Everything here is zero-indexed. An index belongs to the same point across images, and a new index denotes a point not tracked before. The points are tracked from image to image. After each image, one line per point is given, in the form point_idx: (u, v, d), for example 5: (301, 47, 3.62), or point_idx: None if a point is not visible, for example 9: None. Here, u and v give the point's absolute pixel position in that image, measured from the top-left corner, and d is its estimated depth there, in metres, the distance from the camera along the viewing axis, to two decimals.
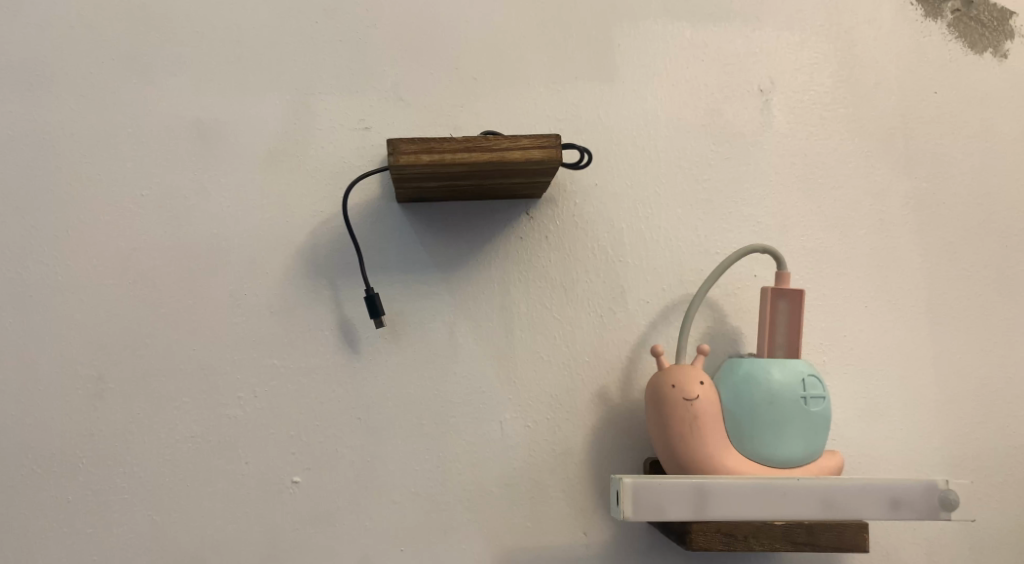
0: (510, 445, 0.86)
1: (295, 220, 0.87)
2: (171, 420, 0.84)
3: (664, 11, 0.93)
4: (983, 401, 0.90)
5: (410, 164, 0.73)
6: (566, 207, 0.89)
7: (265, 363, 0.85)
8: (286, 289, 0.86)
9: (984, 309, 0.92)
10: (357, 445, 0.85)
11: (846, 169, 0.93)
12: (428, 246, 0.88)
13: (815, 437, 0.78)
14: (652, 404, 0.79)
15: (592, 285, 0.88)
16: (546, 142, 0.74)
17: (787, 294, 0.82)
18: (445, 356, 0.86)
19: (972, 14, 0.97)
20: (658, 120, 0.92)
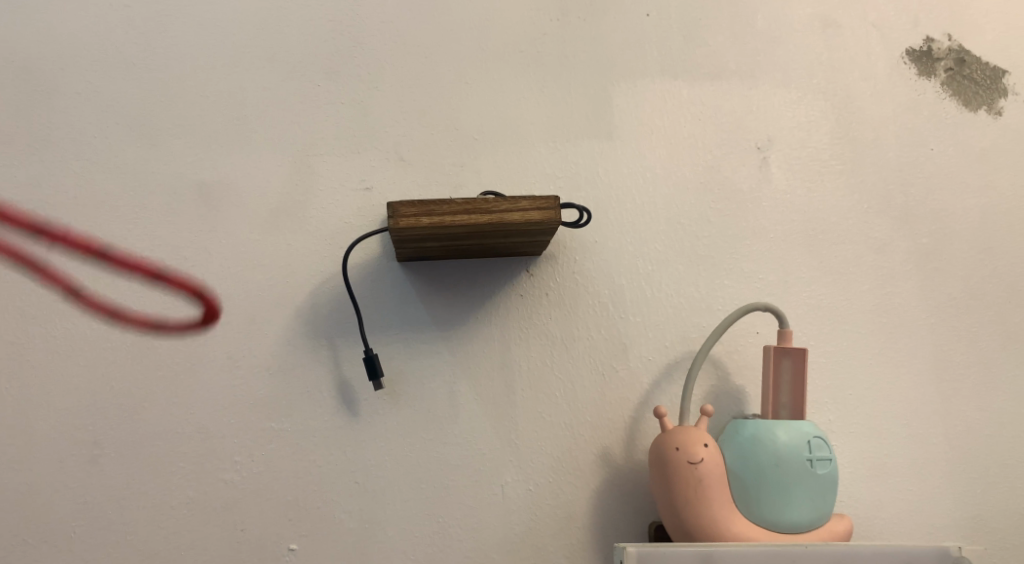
0: (512, 509, 0.84)
1: (295, 279, 0.87)
2: (166, 485, 0.82)
3: (662, 71, 0.95)
4: (994, 460, 0.89)
5: (410, 226, 0.73)
6: (567, 265, 0.89)
7: (263, 425, 0.84)
8: (286, 349, 0.85)
9: (991, 365, 0.91)
10: (355, 509, 0.83)
11: (847, 225, 0.93)
12: (428, 304, 0.87)
13: (824, 500, 0.76)
14: (656, 467, 0.78)
15: (594, 343, 0.88)
16: (545, 204, 0.74)
17: (791, 352, 0.81)
18: (445, 416, 0.85)
19: (966, 72, 0.98)
20: (657, 177, 0.92)
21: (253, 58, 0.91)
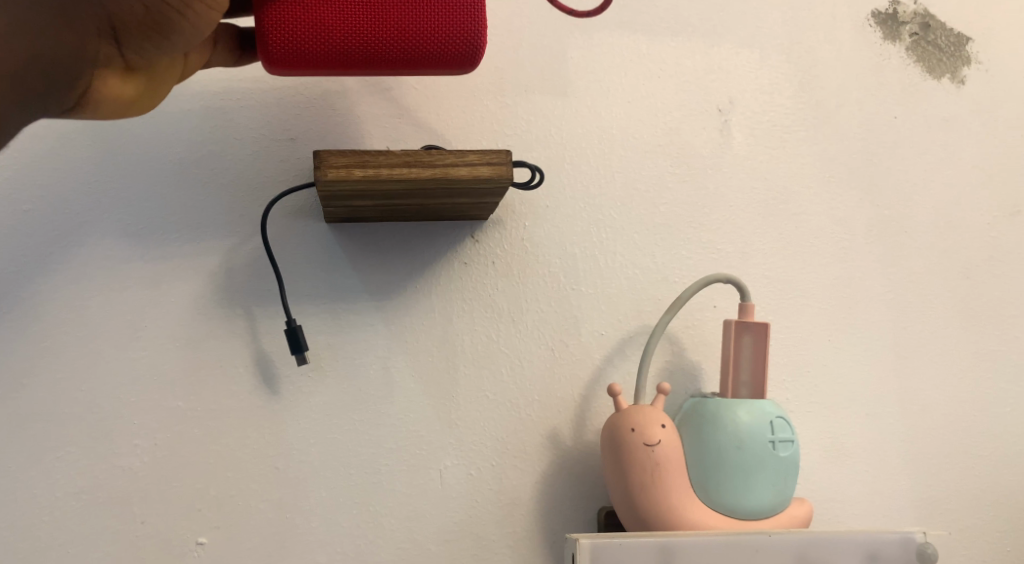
0: (450, 495, 0.76)
1: (208, 240, 0.77)
2: (51, 473, 0.72)
3: (620, 23, 0.87)
4: (949, 439, 0.86)
5: (340, 180, 0.64)
6: (515, 230, 0.81)
7: (169, 405, 0.74)
8: (196, 320, 0.75)
9: (948, 342, 0.88)
10: (275, 498, 0.74)
11: (809, 194, 0.88)
12: (360, 271, 0.78)
13: (785, 484, 0.71)
14: (608, 449, 0.72)
15: (542, 316, 0.81)
16: (495, 159, 0.66)
17: (753, 327, 0.76)
18: (378, 394, 0.77)
19: (931, 38, 0.94)
20: (613, 137, 0.85)
21: None
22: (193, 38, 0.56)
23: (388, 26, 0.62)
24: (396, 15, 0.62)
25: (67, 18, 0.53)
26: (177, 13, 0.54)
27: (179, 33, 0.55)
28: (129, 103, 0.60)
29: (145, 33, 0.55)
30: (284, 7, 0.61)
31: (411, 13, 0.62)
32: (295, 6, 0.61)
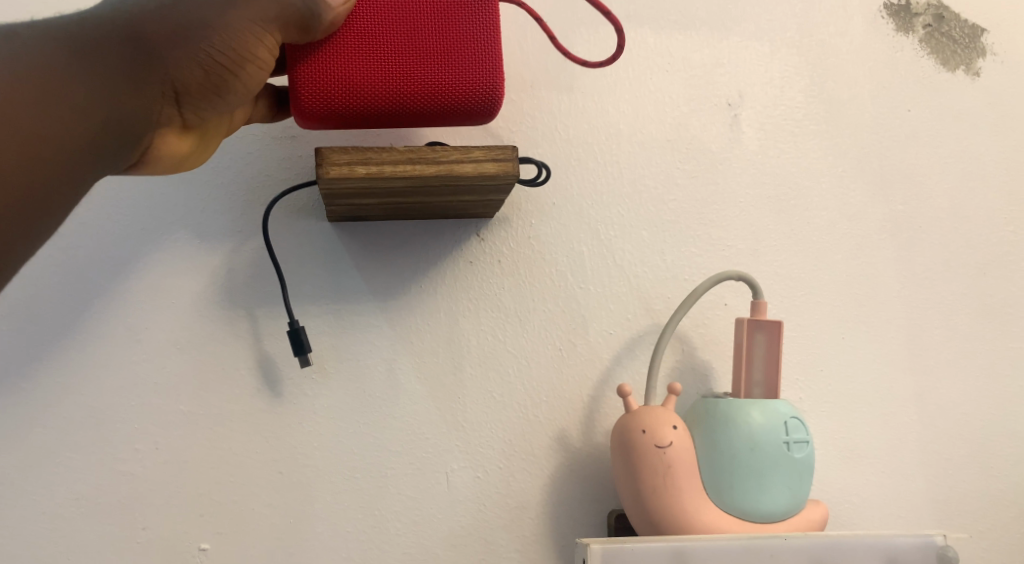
0: (458, 500, 0.75)
1: (209, 240, 0.75)
2: (52, 479, 0.71)
3: (626, 16, 0.86)
4: (967, 440, 0.84)
5: (343, 177, 0.62)
6: (521, 228, 0.80)
7: (171, 409, 0.73)
8: (197, 322, 0.74)
9: (965, 340, 0.86)
10: (279, 503, 0.73)
11: (820, 189, 0.86)
12: (364, 271, 0.77)
13: (800, 486, 0.69)
14: (619, 451, 0.70)
15: (550, 316, 0.79)
16: (501, 155, 0.64)
17: (765, 325, 0.74)
18: (383, 396, 0.76)
19: (944, 29, 0.92)
20: (620, 133, 0.84)
21: None
22: (242, 96, 0.60)
23: (415, 84, 0.62)
24: (423, 73, 0.62)
25: (130, 78, 0.55)
26: (233, 73, 0.58)
27: (233, 92, 0.59)
28: (184, 158, 0.62)
29: (202, 92, 0.57)
30: (313, 64, 0.60)
31: (437, 71, 0.62)
32: (323, 65, 0.60)
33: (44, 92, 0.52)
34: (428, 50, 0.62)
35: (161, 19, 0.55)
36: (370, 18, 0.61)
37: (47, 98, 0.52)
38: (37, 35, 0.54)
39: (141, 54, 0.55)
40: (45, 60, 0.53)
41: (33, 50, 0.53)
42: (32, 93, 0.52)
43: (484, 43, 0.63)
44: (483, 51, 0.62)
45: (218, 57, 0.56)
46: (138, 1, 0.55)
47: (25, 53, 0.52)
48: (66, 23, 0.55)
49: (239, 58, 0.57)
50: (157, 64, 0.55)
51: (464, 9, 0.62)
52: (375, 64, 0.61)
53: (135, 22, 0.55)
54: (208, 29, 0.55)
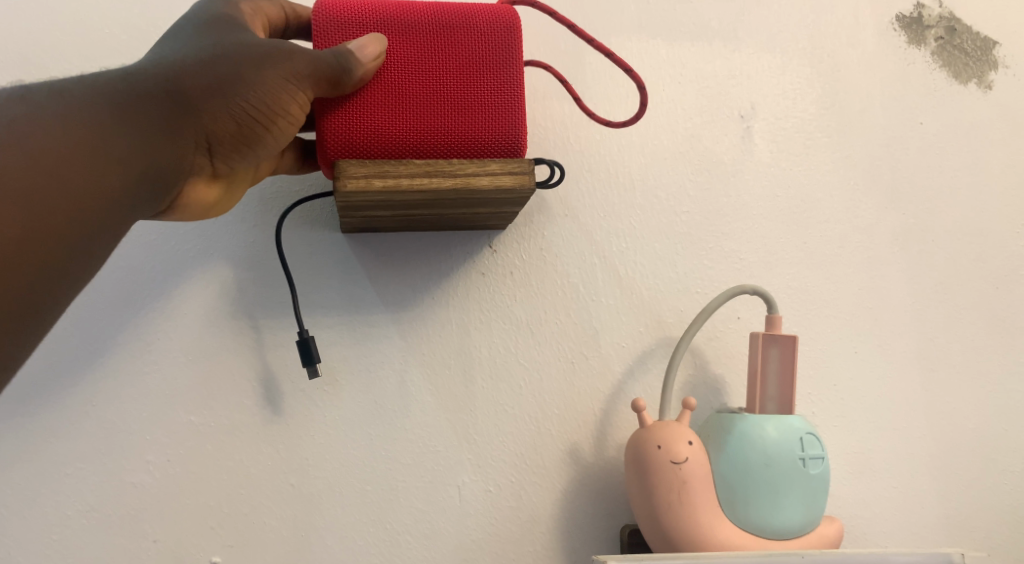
0: (469, 513, 0.74)
1: (219, 250, 0.75)
2: (61, 491, 0.70)
3: (639, 26, 0.85)
4: (978, 453, 0.84)
5: (360, 191, 0.61)
6: (533, 239, 0.79)
7: (181, 420, 0.72)
8: (208, 332, 0.74)
9: (976, 354, 0.86)
10: (289, 515, 0.72)
11: (832, 202, 0.86)
12: (376, 281, 0.76)
13: (815, 502, 0.69)
14: (634, 466, 0.70)
15: (562, 328, 0.79)
16: (517, 168, 0.64)
17: (780, 339, 0.74)
18: (394, 408, 0.75)
19: (956, 41, 0.92)
20: (632, 144, 0.83)
21: None
22: (271, 148, 0.61)
23: (440, 131, 0.63)
24: (446, 123, 0.63)
25: (170, 129, 0.55)
26: (265, 127, 0.59)
27: (263, 145, 0.60)
28: (210, 206, 0.63)
29: (234, 144, 0.59)
30: (339, 114, 0.61)
31: (459, 121, 0.63)
32: (353, 114, 0.61)
33: (93, 142, 0.52)
34: (453, 102, 0.63)
35: (202, 73, 0.56)
36: (397, 69, 0.62)
37: (95, 148, 0.52)
38: (85, 90, 0.53)
39: (181, 106, 0.55)
40: (94, 111, 0.52)
41: (83, 101, 0.52)
42: (81, 143, 0.51)
43: (506, 89, 0.64)
44: (506, 101, 0.64)
45: (253, 112, 0.58)
46: (181, 55, 0.56)
47: (75, 106, 0.52)
48: (112, 76, 0.55)
49: (274, 114, 0.58)
50: (196, 116, 0.56)
51: (487, 56, 0.64)
52: (399, 114, 0.62)
53: (177, 76, 0.55)
54: (246, 86, 0.57)
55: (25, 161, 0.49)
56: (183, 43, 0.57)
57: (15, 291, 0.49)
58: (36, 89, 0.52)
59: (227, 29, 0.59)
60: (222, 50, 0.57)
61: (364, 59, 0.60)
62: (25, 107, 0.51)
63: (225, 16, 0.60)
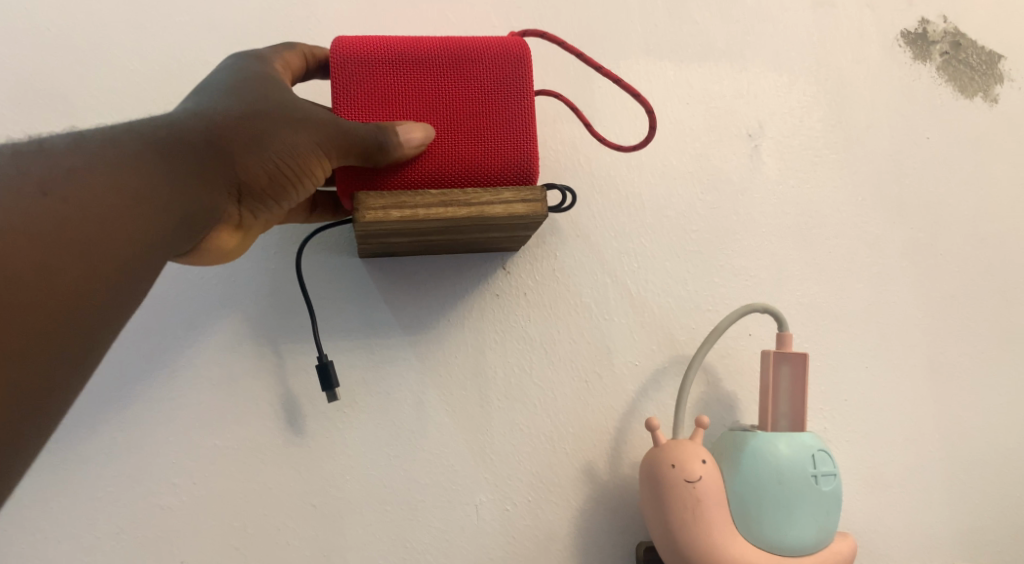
0: (487, 532, 0.76)
1: (240, 277, 0.76)
2: (91, 515, 0.72)
3: (647, 48, 0.87)
4: (989, 466, 0.85)
5: (378, 222, 0.63)
6: (545, 260, 0.81)
7: (206, 444, 0.74)
8: (230, 358, 0.75)
9: (986, 366, 0.87)
10: (311, 536, 0.74)
11: (840, 218, 0.87)
12: (392, 305, 0.78)
13: (828, 518, 0.70)
14: (648, 485, 0.71)
15: (576, 348, 0.80)
16: (530, 196, 0.65)
17: (791, 357, 0.75)
18: (412, 429, 0.77)
19: (961, 56, 0.93)
20: (642, 165, 0.85)
21: (185, 22, 0.79)
22: (296, 200, 0.63)
23: (457, 165, 0.65)
24: (459, 154, 0.65)
25: (206, 180, 0.57)
26: (295, 183, 0.61)
27: (290, 198, 0.62)
28: (230, 252, 0.64)
29: (265, 197, 0.60)
30: None
31: (472, 152, 0.65)
32: None
33: (136, 192, 0.53)
34: (467, 133, 0.65)
35: (243, 129, 0.58)
36: (414, 106, 0.64)
37: (137, 198, 0.53)
38: (135, 138, 0.55)
39: (216, 158, 0.57)
40: (139, 163, 0.54)
41: (128, 153, 0.54)
42: (124, 193, 0.53)
43: (518, 118, 0.65)
44: (519, 130, 0.65)
45: (287, 168, 0.60)
46: (222, 110, 0.58)
47: (125, 154, 0.54)
48: (159, 126, 0.56)
49: (305, 172, 0.60)
50: (229, 169, 0.58)
51: (499, 88, 0.65)
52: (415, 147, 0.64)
53: (219, 130, 0.57)
54: (283, 144, 0.59)
55: (73, 211, 0.51)
56: (219, 97, 0.59)
57: (63, 332, 0.49)
58: (88, 136, 0.54)
59: (260, 85, 0.61)
60: (263, 107, 0.59)
61: (407, 144, 0.62)
62: (75, 156, 0.52)
63: (258, 71, 0.62)
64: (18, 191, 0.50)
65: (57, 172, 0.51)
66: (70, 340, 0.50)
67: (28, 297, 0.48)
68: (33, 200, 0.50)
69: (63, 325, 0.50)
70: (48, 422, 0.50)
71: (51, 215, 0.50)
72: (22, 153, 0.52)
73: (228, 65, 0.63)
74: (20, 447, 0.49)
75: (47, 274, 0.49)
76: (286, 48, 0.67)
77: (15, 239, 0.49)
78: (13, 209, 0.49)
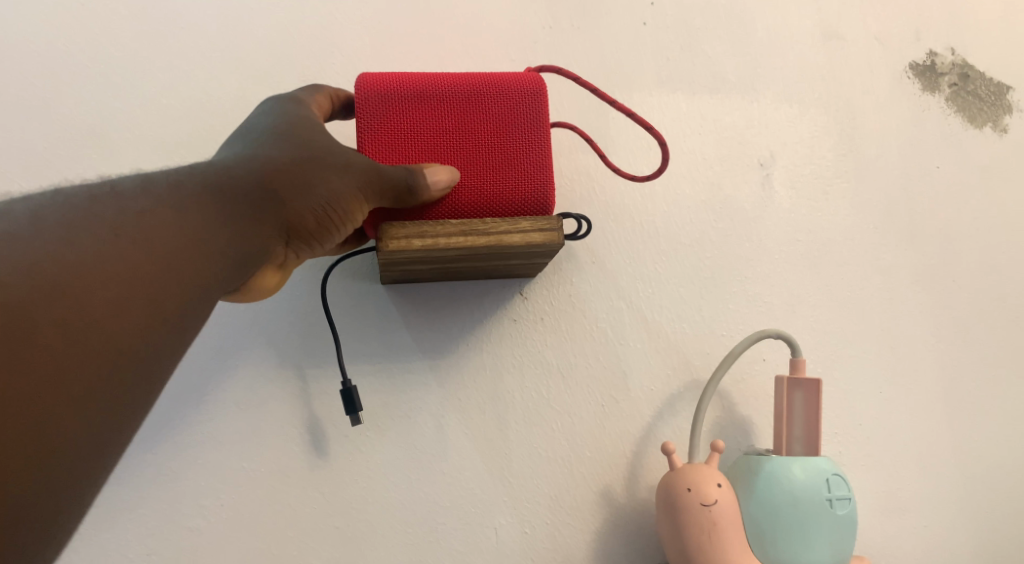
0: (506, 554, 0.77)
1: (267, 304, 0.79)
2: (122, 535, 0.74)
3: (659, 81, 0.89)
4: (1006, 491, 0.85)
5: (401, 250, 0.66)
6: (562, 286, 0.83)
7: (233, 465, 0.76)
8: (257, 382, 0.78)
9: (1001, 392, 0.87)
10: (334, 557, 0.76)
11: (852, 245, 0.89)
12: (413, 331, 0.80)
13: (843, 542, 0.71)
14: (665, 508, 0.72)
15: (593, 373, 0.82)
16: (547, 226, 0.68)
17: (804, 382, 0.76)
18: (433, 451, 0.78)
19: (970, 87, 0.95)
20: (656, 194, 0.87)
21: (216, 60, 0.83)
22: (335, 241, 0.66)
23: (477, 194, 0.67)
24: (479, 185, 0.67)
25: (258, 222, 0.59)
26: (337, 227, 0.64)
27: (330, 241, 0.65)
28: (270, 290, 0.67)
29: (309, 240, 0.63)
30: None
31: (491, 183, 0.67)
32: None
33: (200, 233, 0.55)
34: (486, 165, 0.67)
35: (293, 176, 0.61)
36: (435, 140, 0.67)
37: (202, 238, 0.55)
38: (197, 183, 0.57)
39: (267, 202, 0.60)
40: (201, 207, 0.56)
41: (190, 197, 0.56)
42: (190, 234, 0.54)
43: (536, 150, 0.68)
44: (537, 162, 0.68)
45: (331, 214, 0.62)
46: (274, 157, 0.61)
47: (188, 198, 0.56)
48: (217, 171, 0.58)
49: (347, 218, 0.63)
50: (279, 212, 0.60)
51: (517, 122, 0.68)
52: None
53: (273, 177, 0.60)
54: (330, 190, 0.61)
55: (142, 253, 0.51)
56: (264, 144, 0.62)
57: (129, 374, 0.49)
58: (153, 180, 0.56)
59: (307, 132, 0.64)
60: (311, 155, 0.62)
61: (434, 187, 0.64)
62: (144, 200, 0.54)
63: (298, 119, 0.65)
64: (90, 230, 0.50)
65: (127, 214, 0.52)
66: (137, 376, 0.49)
67: (98, 335, 0.48)
68: (105, 241, 0.50)
69: (131, 360, 0.49)
70: (104, 466, 0.48)
71: (121, 257, 0.50)
72: (92, 195, 0.52)
73: (265, 114, 0.66)
74: (77, 493, 0.47)
75: (118, 313, 0.49)
76: (319, 89, 0.70)
77: (90, 275, 0.49)
78: (87, 248, 0.49)
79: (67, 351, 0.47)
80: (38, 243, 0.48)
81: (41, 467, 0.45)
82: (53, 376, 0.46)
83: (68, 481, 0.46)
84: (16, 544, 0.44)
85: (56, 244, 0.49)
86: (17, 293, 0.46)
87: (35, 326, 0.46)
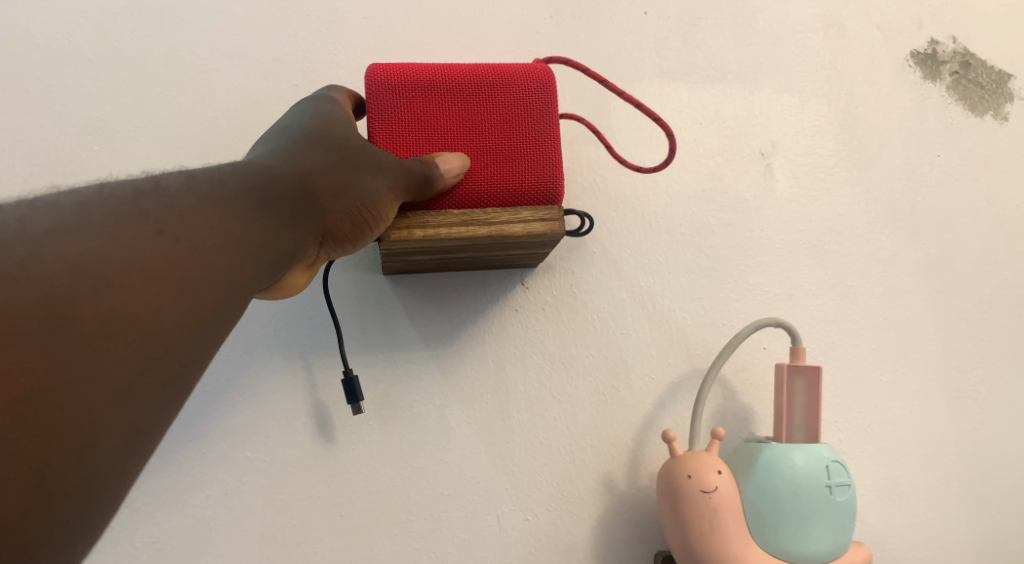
0: (508, 542, 0.78)
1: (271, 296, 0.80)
2: (128, 525, 0.74)
3: (660, 71, 0.89)
4: (1006, 479, 0.86)
5: (402, 240, 0.66)
6: (563, 277, 0.83)
7: (238, 456, 0.77)
8: (261, 373, 0.78)
9: (1001, 380, 0.88)
10: (339, 546, 0.77)
11: (853, 235, 0.89)
12: (416, 322, 0.81)
13: (843, 529, 0.71)
14: (666, 495, 0.73)
15: (594, 363, 0.82)
16: (548, 215, 0.68)
17: (805, 370, 0.76)
18: (436, 441, 0.79)
19: (971, 76, 0.95)
20: (658, 184, 0.87)
21: (219, 52, 0.83)
22: (370, 243, 0.65)
23: (481, 184, 0.67)
24: (486, 176, 0.67)
25: (297, 223, 0.59)
26: (372, 228, 0.63)
27: (364, 242, 0.64)
28: (298, 289, 0.66)
29: (344, 240, 0.63)
30: None
31: (499, 174, 0.68)
32: None
33: (239, 232, 0.53)
34: (494, 156, 0.68)
35: (330, 177, 0.62)
36: (442, 130, 0.68)
37: (243, 238, 0.54)
38: (240, 183, 0.56)
39: (306, 200, 0.60)
40: (242, 207, 0.55)
41: (232, 196, 0.55)
42: (230, 233, 0.53)
43: (544, 142, 0.68)
44: (544, 154, 0.68)
45: (366, 213, 0.62)
46: (312, 158, 0.62)
47: (230, 198, 0.55)
48: (259, 172, 0.58)
49: (380, 219, 0.63)
50: (316, 211, 0.60)
51: (526, 114, 0.68)
52: None
53: (312, 177, 0.61)
54: (366, 190, 0.62)
55: (184, 251, 0.50)
56: (305, 146, 0.63)
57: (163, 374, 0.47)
58: (196, 177, 0.55)
59: (345, 133, 0.65)
60: (348, 157, 0.63)
61: (447, 176, 0.65)
62: (188, 199, 0.53)
63: (335, 120, 0.66)
64: (133, 226, 0.49)
65: (171, 212, 0.51)
66: (170, 378, 0.47)
67: (137, 332, 0.47)
68: (149, 237, 0.49)
69: (165, 365, 0.47)
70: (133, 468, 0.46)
71: (161, 254, 0.49)
72: (137, 191, 0.52)
73: (304, 114, 0.67)
74: (107, 495, 0.45)
75: (156, 311, 0.47)
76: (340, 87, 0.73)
77: (131, 273, 0.47)
78: (131, 245, 0.48)
79: (103, 352, 0.45)
80: (81, 238, 0.47)
81: (67, 475, 0.43)
82: (87, 374, 0.44)
83: (93, 488, 0.44)
84: (41, 548, 0.42)
85: (100, 241, 0.47)
86: (62, 288, 0.45)
87: (74, 318, 0.45)
